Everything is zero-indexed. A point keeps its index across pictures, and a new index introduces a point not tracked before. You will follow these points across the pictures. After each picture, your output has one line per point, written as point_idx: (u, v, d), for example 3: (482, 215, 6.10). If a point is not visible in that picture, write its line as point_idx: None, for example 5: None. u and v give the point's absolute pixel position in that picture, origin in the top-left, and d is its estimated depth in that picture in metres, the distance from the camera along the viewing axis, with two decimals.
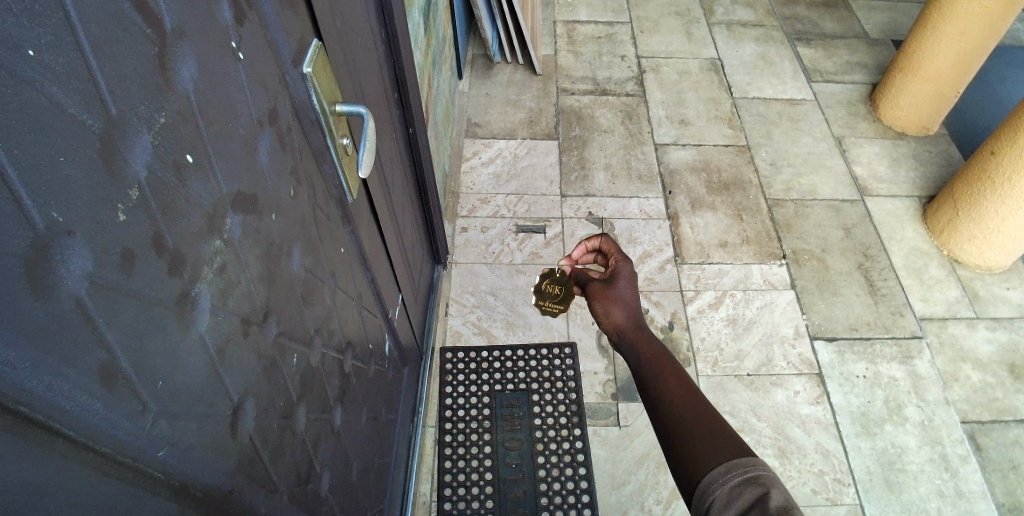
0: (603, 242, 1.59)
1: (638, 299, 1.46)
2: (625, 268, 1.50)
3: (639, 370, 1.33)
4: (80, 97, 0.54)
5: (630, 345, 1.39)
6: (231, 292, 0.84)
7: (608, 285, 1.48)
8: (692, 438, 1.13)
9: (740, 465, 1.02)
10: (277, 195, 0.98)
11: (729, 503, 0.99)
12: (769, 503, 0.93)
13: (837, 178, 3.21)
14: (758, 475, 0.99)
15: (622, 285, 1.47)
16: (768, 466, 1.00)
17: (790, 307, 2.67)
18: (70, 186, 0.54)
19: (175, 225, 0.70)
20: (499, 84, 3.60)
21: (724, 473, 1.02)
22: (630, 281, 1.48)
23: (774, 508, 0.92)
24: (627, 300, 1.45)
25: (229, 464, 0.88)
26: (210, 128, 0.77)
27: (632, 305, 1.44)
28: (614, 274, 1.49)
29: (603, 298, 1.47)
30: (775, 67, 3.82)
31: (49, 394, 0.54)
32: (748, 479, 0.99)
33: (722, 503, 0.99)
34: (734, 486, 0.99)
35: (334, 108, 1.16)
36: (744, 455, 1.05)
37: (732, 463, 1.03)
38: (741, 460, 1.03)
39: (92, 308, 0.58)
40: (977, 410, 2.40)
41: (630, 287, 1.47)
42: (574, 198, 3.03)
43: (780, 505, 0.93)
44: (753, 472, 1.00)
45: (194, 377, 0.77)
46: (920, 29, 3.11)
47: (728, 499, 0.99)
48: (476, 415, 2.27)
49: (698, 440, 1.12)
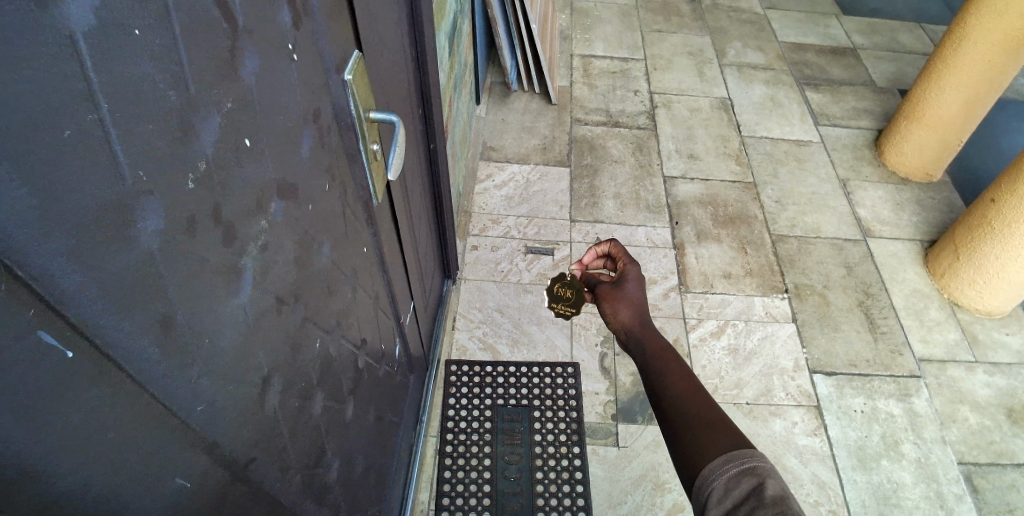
0: (613, 248, 1.70)
1: (645, 300, 1.54)
2: (633, 271, 1.59)
3: (644, 365, 1.40)
4: (169, 73, 0.61)
5: (636, 343, 1.46)
6: (271, 273, 0.88)
7: (616, 287, 1.57)
8: (693, 428, 1.18)
9: (739, 456, 1.07)
10: (316, 189, 1.03)
11: (727, 492, 1.03)
12: (767, 492, 0.98)
13: (840, 218, 3.28)
14: (756, 465, 1.04)
15: (630, 287, 1.56)
16: (765, 458, 1.05)
17: (791, 340, 2.71)
18: (156, 151, 0.60)
19: (231, 202, 0.76)
20: (515, 111, 3.71)
21: (722, 464, 1.07)
22: (637, 283, 1.57)
23: (770, 497, 0.97)
24: (635, 300, 1.53)
25: (259, 440, 0.90)
26: (266, 118, 0.83)
27: (638, 305, 1.52)
28: (622, 277, 1.58)
29: (611, 298, 1.56)
30: (783, 109, 3.93)
31: (119, 337, 0.58)
32: (746, 470, 1.04)
33: (720, 492, 1.03)
34: (732, 476, 1.04)
35: (371, 115, 1.22)
36: (742, 445, 1.10)
37: (731, 455, 1.08)
38: (740, 451, 1.08)
39: (160, 264, 0.63)
40: (974, 451, 2.42)
41: (637, 289, 1.56)
42: (582, 224, 3.11)
43: (776, 493, 0.97)
44: (751, 462, 1.04)
45: (233, 348, 0.80)
46: (923, 80, 3.23)
47: (727, 489, 1.03)
48: (477, 428, 2.31)
49: (699, 430, 1.17)
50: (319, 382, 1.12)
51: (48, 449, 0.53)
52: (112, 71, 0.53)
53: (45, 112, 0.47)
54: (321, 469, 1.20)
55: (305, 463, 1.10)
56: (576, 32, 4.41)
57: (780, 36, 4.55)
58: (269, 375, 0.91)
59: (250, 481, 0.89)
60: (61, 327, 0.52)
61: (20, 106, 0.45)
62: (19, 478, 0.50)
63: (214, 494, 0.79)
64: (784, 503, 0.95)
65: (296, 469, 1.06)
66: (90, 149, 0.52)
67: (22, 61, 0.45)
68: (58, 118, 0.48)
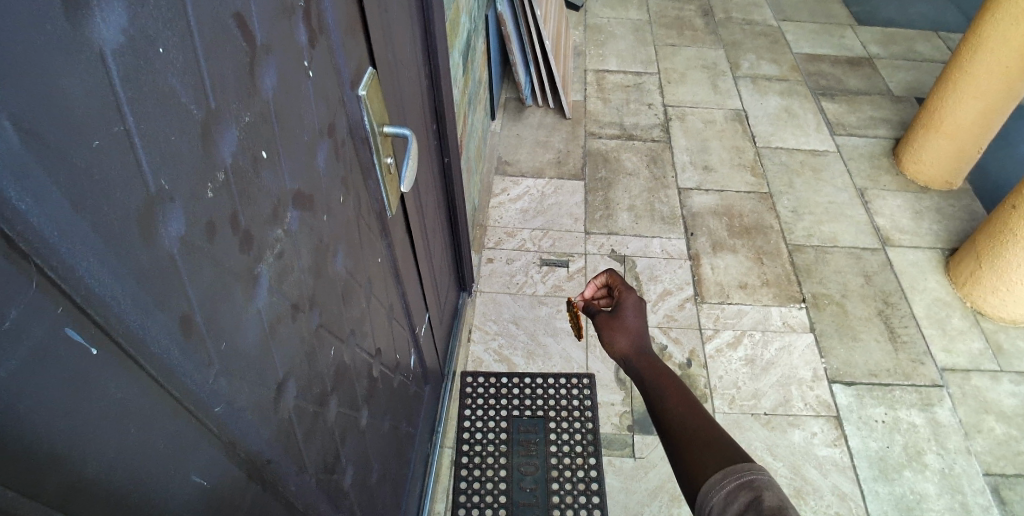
0: (610, 276, 1.63)
1: (645, 326, 1.50)
2: (630, 298, 1.54)
3: (649, 396, 1.37)
4: (191, 87, 0.65)
5: (637, 373, 1.43)
6: (288, 278, 0.92)
7: (613, 316, 1.52)
8: (694, 452, 1.18)
9: (738, 470, 1.07)
10: (331, 198, 1.07)
11: (726, 507, 1.03)
12: (764, 503, 0.98)
13: (857, 226, 3.26)
14: (753, 478, 1.03)
15: (629, 314, 1.51)
16: (763, 469, 1.04)
17: (809, 350, 2.69)
18: (177, 159, 0.64)
19: (249, 209, 0.80)
20: (530, 125, 3.76)
21: (720, 480, 1.07)
22: (636, 310, 1.52)
23: (769, 508, 0.97)
24: (634, 328, 1.48)
25: (276, 439, 0.93)
26: (283, 131, 0.87)
27: (637, 333, 1.48)
28: (620, 305, 1.53)
29: (610, 328, 1.51)
30: (798, 119, 3.93)
31: (142, 332, 0.61)
32: (743, 483, 1.04)
33: (720, 507, 1.04)
34: (731, 490, 1.04)
35: (385, 128, 1.26)
36: (742, 461, 1.10)
37: (728, 469, 1.08)
38: (739, 465, 1.08)
39: (181, 265, 0.67)
40: (1001, 462, 2.36)
41: (636, 315, 1.51)
42: (597, 236, 3.12)
43: (774, 504, 0.97)
44: (750, 476, 1.04)
45: (251, 347, 0.83)
46: (942, 85, 3.20)
47: (726, 503, 1.04)
48: (493, 439, 2.28)
49: (700, 452, 1.17)
50: (333, 386, 1.15)
51: (75, 437, 0.56)
52: (136, 85, 0.57)
53: (75, 122, 0.51)
54: (337, 471, 1.23)
55: (320, 464, 1.13)
56: (589, 47, 4.46)
57: (794, 47, 4.56)
58: (285, 377, 0.94)
59: (266, 478, 0.92)
60: (86, 320, 0.55)
61: (53, 116, 0.49)
62: (48, 463, 0.53)
63: (232, 489, 0.82)
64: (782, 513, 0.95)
65: (312, 470, 1.09)
66: (116, 156, 0.56)
67: (55, 76, 0.49)
68: (86, 128, 0.52)
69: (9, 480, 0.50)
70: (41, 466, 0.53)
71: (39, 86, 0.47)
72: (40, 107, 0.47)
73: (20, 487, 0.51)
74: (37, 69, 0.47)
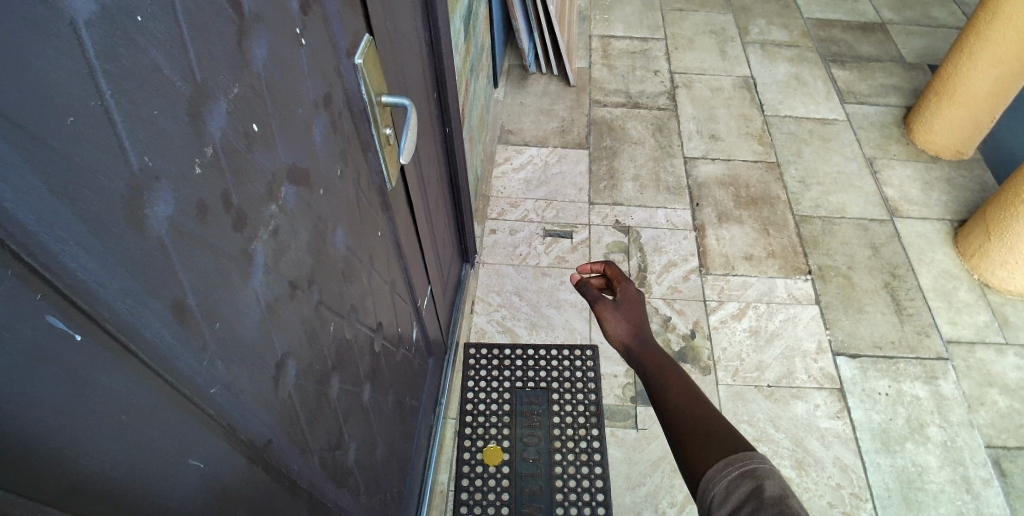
0: (608, 266, 1.59)
1: (644, 318, 1.48)
2: (629, 289, 1.51)
3: (650, 387, 1.35)
4: (176, 62, 0.62)
5: (638, 364, 1.41)
6: (285, 258, 0.89)
7: (613, 305, 1.48)
8: (695, 441, 1.17)
9: (740, 459, 1.06)
10: (328, 173, 1.03)
11: (728, 496, 1.02)
12: (764, 493, 0.98)
13: (866, 197, 3.21)
14: (755, 468, 1.03)
15: (629, 306, 1.48)
16: (764, 458, 1.04)
17: (814, 322, 2.67)
18: (163, 136, 0.61)
19: (243, 189, 0.77)
20: (533, 93, 3.69)
21: (721, 468, 1.06)
22: (636, 301, 1.49)
23: (769, 498, 0.97)
24: (634, 320, 1.46)
25: (277, 420, 0.92)
26: (277, 106, 0.84)
27: (637, 323, 1.46)
28: (621, 296, 1.50)
29: (609, 318, 1.47)
30: (807, 87, 3.84)
31: (132, 318, 0.59)
32: (744, 472, 1.03)
33: (721, 497, 1.02)
34: (732, 479, 1.03)
35: (383, 99, 1.21)
36: (744, 450, 1.10)
37: (731, 458, 1.07)
38: (741, 454, 1.07)
39: (172, 248, 0.64)
40: (1004, 435, 2.36)
41: (636, 307, 1.49)
42: (602, 206, 3.08)
43: (774, 494, 0.97)
44: (752, 464, 1.03)
45: (248, 329, 0.81)
46: (976, 63, 3.03)
47: (728, 493, 1.02)
48: (497, 411, 2.27)
49: (702, 443, 1.15)
50: (335, 365, 1.13)
51: (74, 433, 0.55)
52: (114, 59, 0.54)
53: (52, 103, 0.48)
54: (340, 450, 1.22)
55: (323, 444, 1.12)
56: (595, 12, 4.35)
57: (806, 12, 4.43)
58: (284, 358, 0.92)
59: (269, 461, 0.91)
60: (72, 310, 0.53)
61: (33, 97, 0.46)
62: (48, 461, 0.53)
63: (234, 475, 0.81)
64: (782, 503, 0.95)
65: (316, 452, 1.08)
66: (94, 136, 0.53)
67: (26, 57, 0.46)
68: (58, 109, 0.49)
69: (9, 482, 0.49)
70: (41, 466, 0.52)
71: (19, 69, 0.45)
72: (8, 90, 0.44)
73: (23, 487, 0.50)
74: (15, 54, 0.45)
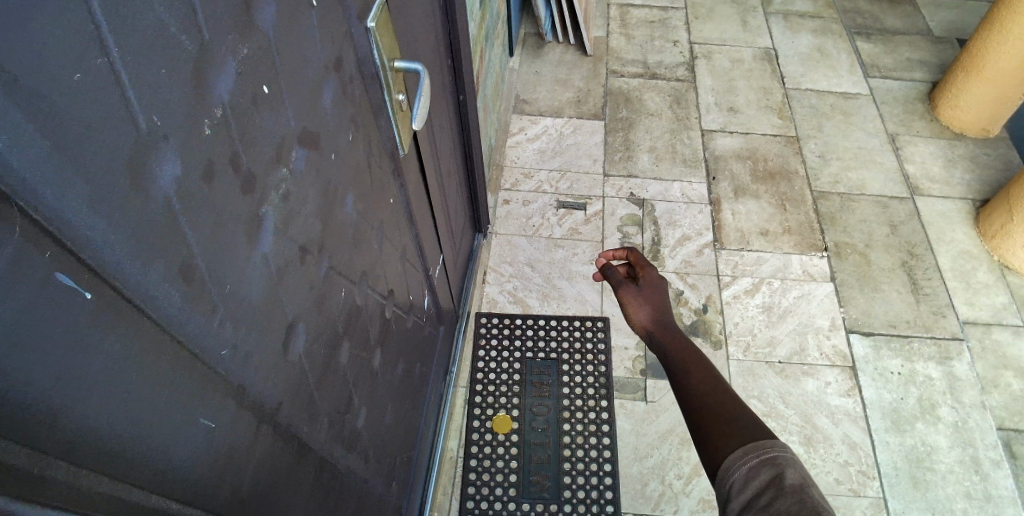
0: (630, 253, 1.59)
1: (666, 302, 1.47)
2: (651, 274, 1.50)
3: (671, 370, 1.35)
4: (182, 20, 0.60)
5: (659, 348, 1.41)
6: (294, 223, 0.88)
7: (635, 290, 1.49)
8: (715, 428, 1.16)
9: (761, 446, 1.04)
10: (339, 139, 1.02)
11: (746, 484, 1.01)
12: (784, 480, 0.97)
13: (887, 174, 3.14)
14: (774, 456, 1.02)
15: (651, 290, 1.48)
16: (785, 447, 1.03)
17: (828, 299, 2.65)
18: (170, 97, 0.60)
19: (252, 152, 0.76)
20: (549, 62, 3.62)
21: (741, 456, 1.05)
22: (657, 286, 1.49)
23: (789, 486, 0.96)
24: (655, 304, 1.46)
25: (286, 384, 0.92)
26: (286, 69, 0.82)
27: (658, 308, 1.46)
28: (642, 281, 1.50)
29: (631, 302, 1.48)
30: (831, 59, 3.74)
31: (140, 280, 0.59)
32: (765, 459, 1.02)
33: (739, 484, 1.02)
34: (751, 467, 1.02)
35: (395, 64, 1.19)
36: (764, 437, 1.08)
37: (750, 446, 1.06)
38: (760, 441, 1.06)
39: (179, 211, 0.63)
40: (1016, 418, 2.34)
41: (657, 291, 1.48)
42: (616, 178, 3.04)
43: (794, 482, 0.96)
44: (771, 452, 1.02)
45: (257, 293, 0.81)
46: (1005, 37, 2.94)
47: (747, 480, 1.02)
48: (507, 380, 2.31)
49: (721, 428, 1.14)
50: (345, 331, 1.13)
51: (75, 392, 0.54)
52: (118, 15, 0.52)
53: (54, 61, 0.47)
54: (349, 414, 1.23)
55: (332, 409, 1.13)
56: None
57: None
58: (293, 323, 0.92)
59: (278, 423, 0.92)
60: (79, 268, 0.53)
61: (37, 54, 0.45)
62: (53, 419, 0.52)
63: (243, 436, 0.82)
64: (802, 491, 0.95)
65: (325, 415, 1.09)
66: (99, 93, 0.52)
67: (32, 16, 0.44)
68: (64, 67, 0.48)
69: (12, 434, 0.49)
70: (40, 423, 0.51)
71: (17, 30, 0.43)
72: (11, 46, 0.43)
73: (28, 443, 0.50)
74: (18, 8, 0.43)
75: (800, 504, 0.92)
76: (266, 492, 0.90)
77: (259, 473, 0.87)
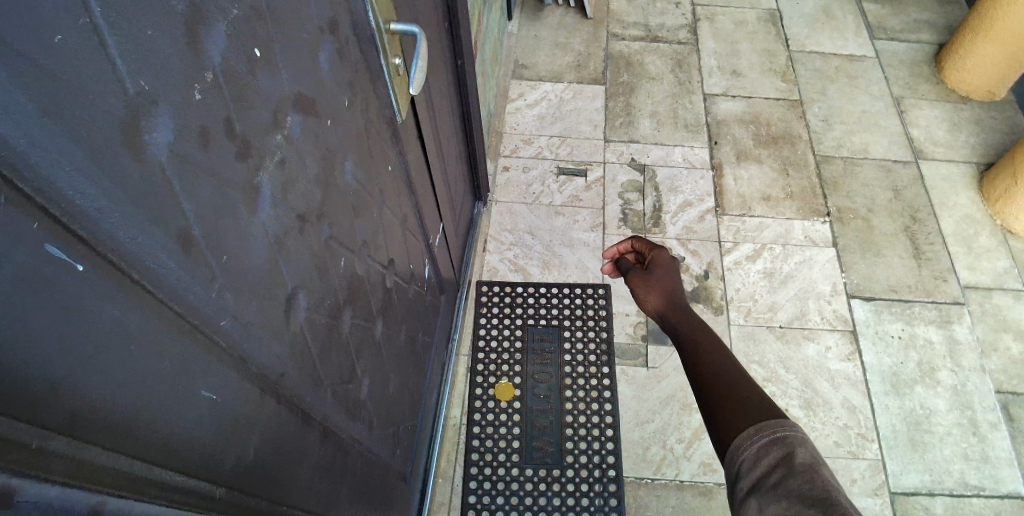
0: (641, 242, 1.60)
1: (679, 286, 1.47)
2: (662, 257, 1.50)
3: (684, 352, 1.34)
4: None
5: (672, 331, 1.41)
6: (293, 190, 0.87)
7: (647, 274, 1.49)
8: (727, 408, 1.15)
9: (770, 426, 1.04)
10: (336, 103, 0.99)
11: (755, 462, 1.01)
12: (795, 459, 0.97)
13: (891, 138, 3.10)
14: (785, 435, 1.02)
15: (664, 275, 1.48)
16: (796, 426, 1.03)
17: (830, 265, 2.64)
18: (161, 61, 0.58)
19: (247, 117, 0.74)
20: (548, 26, 3.54)
21: (751, 435, 1.05)
22: (670, 270, 1.49)
23: (799, 465, 0.96)
24: (668, 287, 1.46)
25: (289, 352, 0.92)
26: (280, 29, 0.79)
27: (670, 290, 1.45)
28: (655, 265, 1.50)
29: (643, 286, 1.48)
30: (836, 21, 3.66)
31: (135, 249, 0.58)
32: (775, 439, 1.02)
33: (749, 463, 1.02)
34: (762, 446, 1.02)
35: (392, 26, 1.15)
36: (775, 417, 1.08)
37: (761, 425, 1.06)
38: (771, 421, 1.06)
39: (174, 178, 0.62)
40: (1014, 381, 2.36)
41: (669, 276, 1.48)
42: (617, 144, 3.01)
43: (805, 461, 0.96)
44: (781, 432, 1.02)
45: (258, 261, 0.80)
46: None
47: (757, 459, 1.02)
48: (509, 348, 2.26)
49: (734, 409, 1.14)
50: (347, 299, 1.13)
51: (76, 364, 0.54)
52: None
53: (36, 21, 0.45)
54: (353, 382, 1.23)
55: (336, 377, 1.13)
56: None
57: None
58: (295, 291, 0.91)
59: (281, 392, 0.91)
60: (71, 239, 0.51)
61: (19, 12, 0.43)
62: (56, 392, 0.52)
63: (247, 405, 0.82)
64: (813, 469, 0.94)
65: (328, 384, 1.09)
66: (83, 56, 0.49)
67: None
68: (48, 26, 0.46)
69: (11, 409, 0.48)
70: (40, 397, 0.51)
71: None
72: None
73: (27, 418, 0.49)
74: None
75: (810, 482, 0.92)
76: (271, 459, 0.91)
77: (263, 442, 0.87)
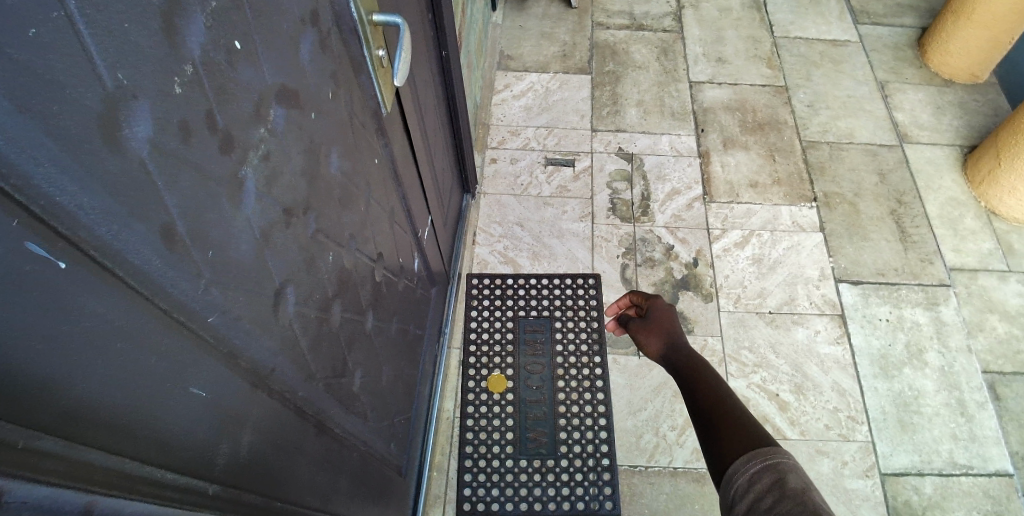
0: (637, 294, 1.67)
1: (677, 326, 1.50)
2: (658, 302, 1.55)
3: (684, 384, 1.35)
4: None
5: (672, 367, 1.43)
6: (279, 182, 0.85)
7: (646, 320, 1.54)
8: (724, 432, 1.16)
9: (763, 453, 1.05)
10: (319, 94, 0.98)
11: (748, 489, 1.01)
12: (787, 484, 0.97)
13: (876, 122, 3.12)
14: (778, 461, 1.02)
15: (662, 319, 1.52)
16: (788, 454, 1.03)
17: (817, 250, 2.65)
18: (139, 52, 0.56)
19: (227, 109, 0.72)
20: (533, 16, 3.52)
21: (744, 463, 1.06)
22: (668, 314, 1.53)
23: (791, 488, 0.96)
24: (667, 329, 1.49)
25: (279, 346, 0.91)
26: (259, 19, 0.78)
27: (669, 330, 1.49)
28: (652, 309, 1.55)
29: (643, 332, 1.53)
30: (820, 6, 3.67)
31: (117, 244, 0.56)
32: (768, 465, 1.02)
33: (742, 490, 1.02)
34: (754, 472, 1.03)
35: (374, 17, 1.13)
36: (769, 444, 1.09)
37: (754, 453, 1.07)
38: (763, 449, 1.07)
39: (155, 172, 0.60)
40: (1000, 361, 2.39)
41: (667, 318, 1.52)
42: (604, 133, 3.00)
43: (797, 485, 0.97)
44: (774, 459, 1.03)
45: (245, 255, 0.79)
46: None
47: (750, 485, 1.02)
48: (500, 339, 2.31)
49: (731, 433, 1.15)
50: (336, 293, 1.12)
51: (69, 364, 0.53)
52: None
53: (9, 12, 0.43)
54: (346, 376, 1.22)
55: (328, 370, 1.12)
56: None
57: None
58: (283, 286, 0.90)
59: (272, 387, 0.90)
60: (52, 235, 0.50)
61: None
62: (49, 390, 0.52)
63: (239, 400, 0.80)
64: (806, 494, 0.95)
65: (320, 377, 1.08)
66: (58, 50, 0.48)
67: None
68: (21, 19, 0.44)
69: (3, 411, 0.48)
70: (33, 397, 0.50)
71: None
72: None
73: (16, 420, 0.49)
74: None
75: (801, 506, 0.92)
76: (266, 454, 0.90)
77: (257, 437, 0.87)
